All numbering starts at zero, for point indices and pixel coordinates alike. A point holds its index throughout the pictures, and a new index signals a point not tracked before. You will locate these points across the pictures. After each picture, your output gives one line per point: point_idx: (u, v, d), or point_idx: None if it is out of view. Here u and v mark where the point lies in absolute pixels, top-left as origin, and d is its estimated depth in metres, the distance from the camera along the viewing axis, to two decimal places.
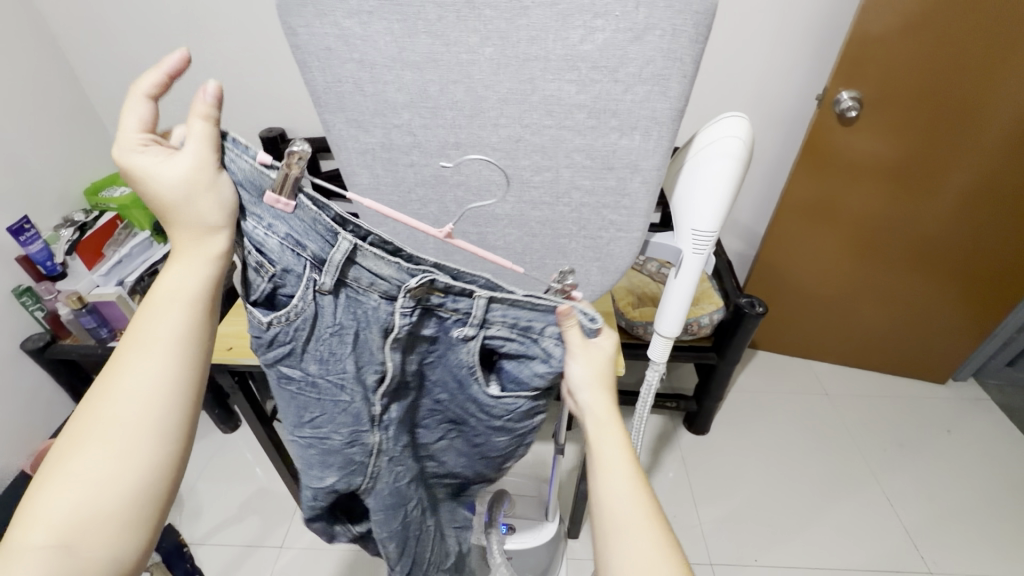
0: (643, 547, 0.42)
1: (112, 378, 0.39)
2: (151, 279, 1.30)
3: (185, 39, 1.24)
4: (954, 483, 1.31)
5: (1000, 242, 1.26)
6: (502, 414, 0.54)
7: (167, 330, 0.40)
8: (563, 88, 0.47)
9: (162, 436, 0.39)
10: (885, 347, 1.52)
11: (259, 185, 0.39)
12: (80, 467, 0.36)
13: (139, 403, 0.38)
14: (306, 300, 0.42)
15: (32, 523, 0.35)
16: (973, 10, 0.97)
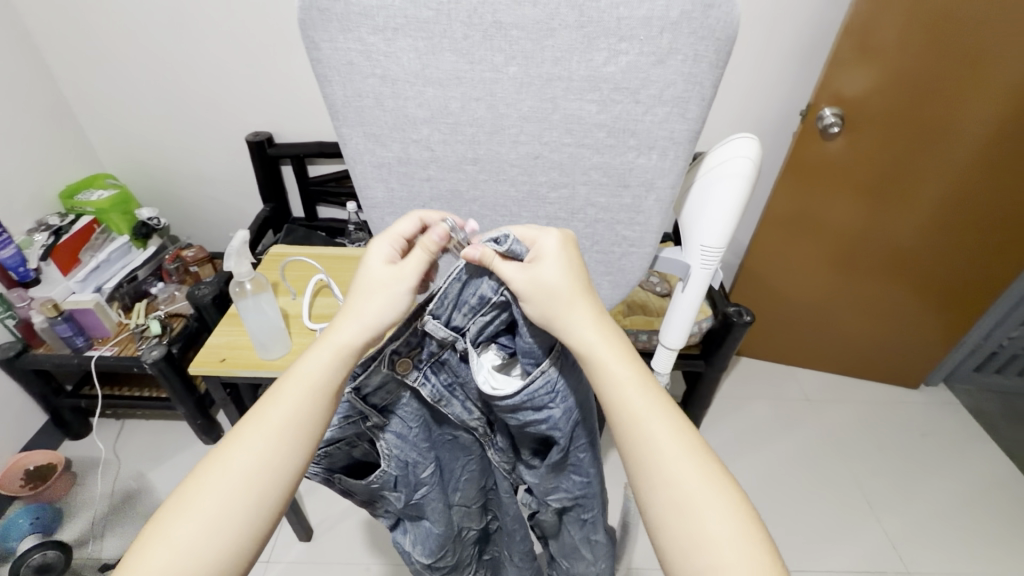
0: (721, 512, 0.40)
1: (233, 446, 0.44)
2: (132, 285, 1.29)
3: (171, 39, 1.21)
4: (929, 486, 1.36)
5: (974, 253, 1.32)
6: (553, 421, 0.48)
7: (285, 405, 0.45)
8: (584, 107, 0.48)
9: (258, 506, 0.42)
10: (865, 353, 1.58)
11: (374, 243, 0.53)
12: (183, 525, 0.40)
13: (249, 474, 0.43)
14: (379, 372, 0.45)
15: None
16: (947, 35, 1.02)
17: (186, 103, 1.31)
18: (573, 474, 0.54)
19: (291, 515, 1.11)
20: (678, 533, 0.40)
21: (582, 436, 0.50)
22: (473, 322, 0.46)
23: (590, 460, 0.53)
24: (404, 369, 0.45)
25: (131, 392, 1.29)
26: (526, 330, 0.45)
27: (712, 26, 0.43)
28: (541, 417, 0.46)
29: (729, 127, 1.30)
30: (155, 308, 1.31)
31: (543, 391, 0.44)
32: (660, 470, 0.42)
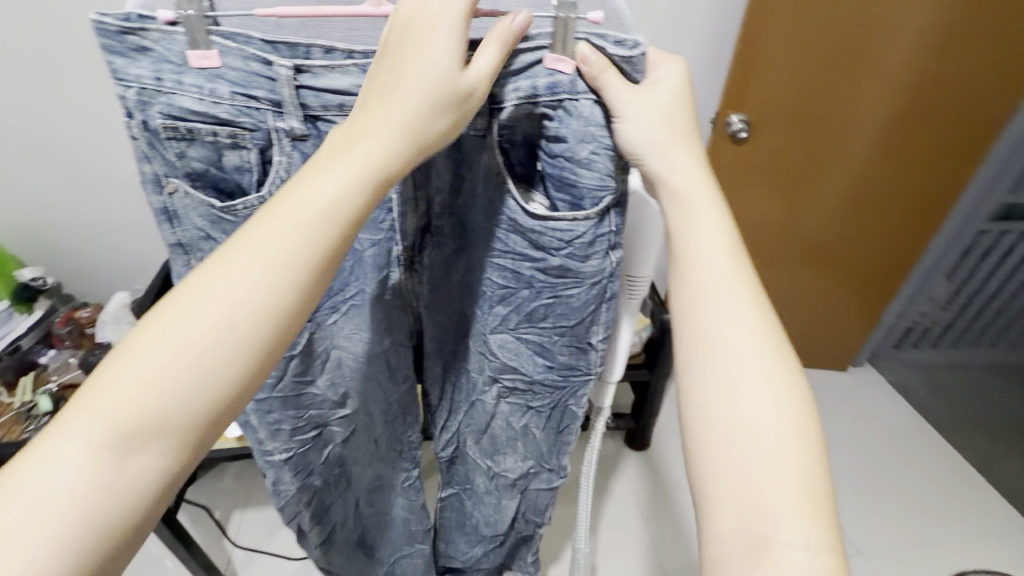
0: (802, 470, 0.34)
1: (200, 285, 0.33)
2: (13, 356, 1.14)
3: (38, 80, 1.07)
4: (868, 466, 1.42)
5: (879, 233, 1.41)
6: (556, 248, 0.42)
7: (260, 245, 0.33)
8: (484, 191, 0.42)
9: (234, 374, 0.33)
10: (802, 341, 1.63)
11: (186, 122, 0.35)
12: (138, 382, 0.31)
13: (224, 327, 0.32)
14: (285, 152, 0.37)
15: (75, 426, 0.31)
16: (827, 37, 1.09)
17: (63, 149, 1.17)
18: (536, 355, 0.51)
19: None
20: (733, 497, 0.35)
21: (572, 310, 0.46)
22: (518, 106, 0.38)
23: (566, 343, 0.49)
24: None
25: None
26: (592, 157, 0.39)
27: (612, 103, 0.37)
28: (538, 257, 0.43)
29: None
30: (47, 380, 1.15)
31: (557, 236, 0.41)
32: (742, 405, 0.36)
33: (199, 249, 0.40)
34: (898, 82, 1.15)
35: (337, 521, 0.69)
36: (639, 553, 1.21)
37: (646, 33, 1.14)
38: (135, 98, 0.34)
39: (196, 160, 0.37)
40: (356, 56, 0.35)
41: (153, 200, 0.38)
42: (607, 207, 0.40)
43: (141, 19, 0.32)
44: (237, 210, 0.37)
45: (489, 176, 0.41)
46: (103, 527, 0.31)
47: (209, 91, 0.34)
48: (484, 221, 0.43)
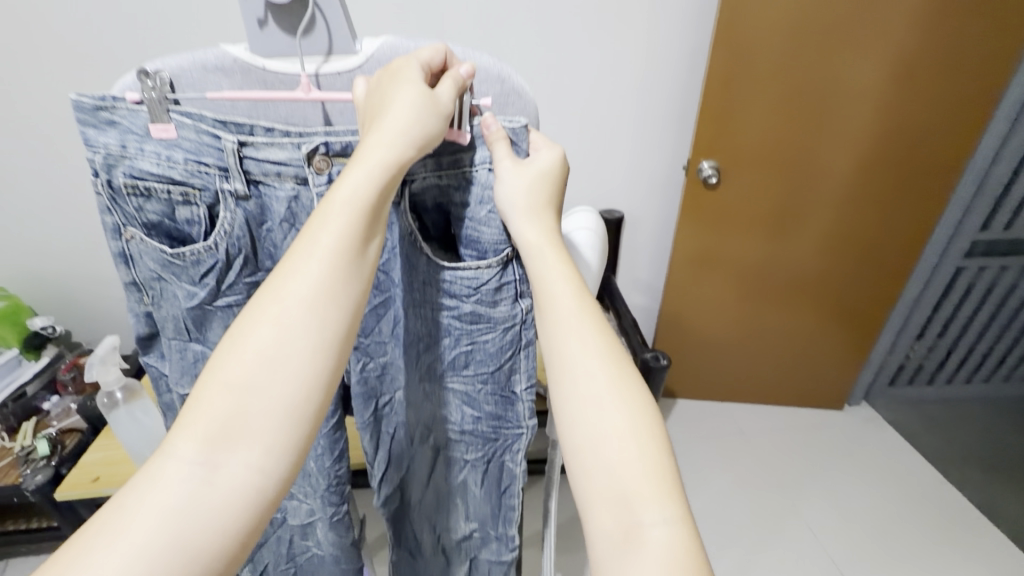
0: (644, 451, 0.37)
1: (240, 329, 0.36)
2: (19, 402, 1.18)
3: (62, 143, 1.18)
4: (864, 506, 1.39)
5: (855, 274, 1.44)
6: (466, 295, 0.47)
7: (297, 287, 0.36)
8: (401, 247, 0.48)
9: (286, 410, 0.35)
10: (787, 380, 1.64)
11: (144, 183, 0.40)
12: (201, 432, 0.34)
13: (269, 365, 0.35)
14: (229, 207, 0.41)
15: (142, 498, 0.32)
16: (787, 91, 1.17)
17: (80, 205, 1.26)
18: (465, 406, 0.54)
19: None
20: (602, 494, 0.36)
21: (491, 356, 0.50)
22: (425, 178, 0.44)
23: (491, 392, 0.52)
24: (318, 165, 0.41)
25: (15, 524, 1.15)
26: (489, 217, 0.45)
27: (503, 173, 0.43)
28: (452, 305, 0.48)
29: (628, 183, 1.38)
30: (47, 425, 1.19)
31: (465, 284, 0.46)
32: (583, 404, 0.39)
33: (151, 287, 0.44)
34: (860, 125, 1.22)
35: (268, 560, 0.66)
36: None
37: (615, 91, 1.23)
38: (102, 160, 0.39)
39: (152, 213, 0.41)
40: (292, 135, 0.41)
41: (115, 244, 0.43)
42: (507, 259, 0.46)
43: (116, 99, 0.39)
44: (185, 255, 0.42)
45: (402, 236, 0.47)
46: (202, 561, 0.32)
47: (166, 156, 0.40)
48: (405, 276, 0.49)
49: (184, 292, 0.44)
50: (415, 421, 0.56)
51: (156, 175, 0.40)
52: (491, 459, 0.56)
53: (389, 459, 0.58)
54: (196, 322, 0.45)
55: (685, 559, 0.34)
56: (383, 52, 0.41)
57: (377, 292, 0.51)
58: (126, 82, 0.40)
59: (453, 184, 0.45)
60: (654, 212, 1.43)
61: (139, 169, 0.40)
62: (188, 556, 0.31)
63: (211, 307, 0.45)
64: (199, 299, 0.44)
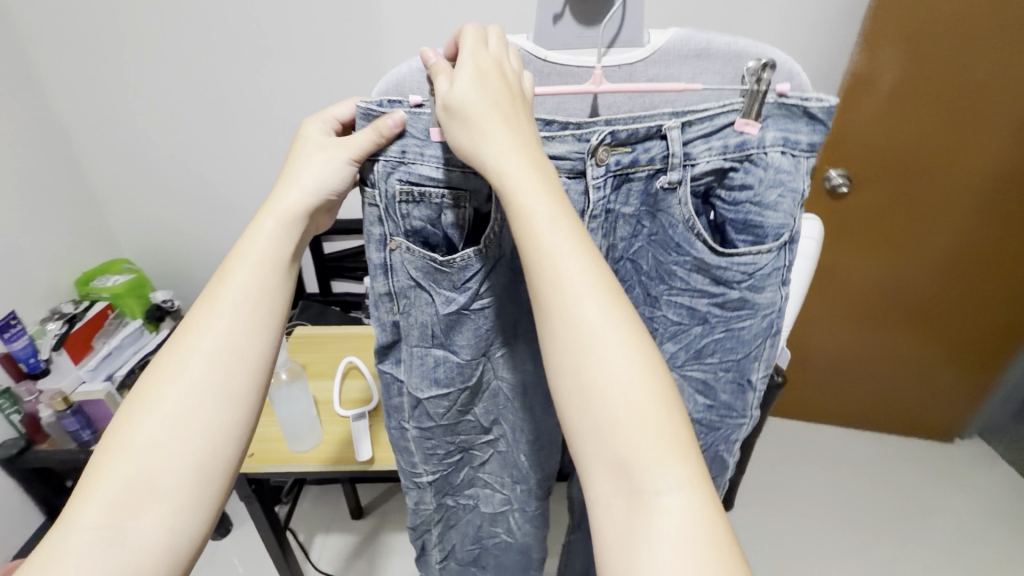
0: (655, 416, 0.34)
1: (187, 333, 0.42)
2: (143, 370, 1.25)
3: (200, 128, 1.23)
4: (983, 553, 1.28)
5: (996, 299, 1.31)
6: (737, 281, 0.42)
7: (231, 291, 0.43)
8: (672, 224, 0.42)
9: (218, 397, 0.41)
10: (902, 407, 1.52)
11: (418, 184, 0.42)
12: (142, 426, 0.39)
13: (208, 359, 0.41)
14: (497, 213, 0.43)
15: (92, 484, 0.38)
16: (938, 95, 1.07)
17: (207, 187, 1.31)
18: (698, 394, 0.49)
19: None
20: (609, 470, 0.34)
21: (740, 343, 0.46)
22: (709, 163, 0.40)
23: (730, 379, 0.48)
24: (600, 158, 0.39)
25: None
26: (778, 199, 0.40)
27: (794, 161, 0.40)
28: (718, 292, 0.43)
29: None
30: None
31: (740, 269, 0.42)
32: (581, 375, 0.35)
33: (404, 296, 0.45)
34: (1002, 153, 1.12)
35: (455, 540, 0.63)
36: None
37: None
38: (384, 170, 0.42)
39: (418, 219, 0.43)
40: (572, 127, 0.39)
41: (378, 254, 0.44)
42: (786, 242, 0.42)
43: (394, 103, 0.41)
44: (454, 261, 0.43)
45: (675, 225, 0.42)
46: (144, 539, 0.38)
47: (444, 161, 0.41)
48: (658, 257, 0.44)
49: (442, 299, 0.45)
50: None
51: (432, 177, 0.42)
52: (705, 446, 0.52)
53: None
54: (446, 326, 0.47)
55: (706, 530, 0.32)
56: (675, 43, 0.39)
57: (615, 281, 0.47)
58: (399, 74, 0.43)
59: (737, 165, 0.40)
60: None
61: (415, 172, 0.42)
62: (130, 535, 0.37)
63: (466, 310, 0.46)
64: (455, 304, 0.45)
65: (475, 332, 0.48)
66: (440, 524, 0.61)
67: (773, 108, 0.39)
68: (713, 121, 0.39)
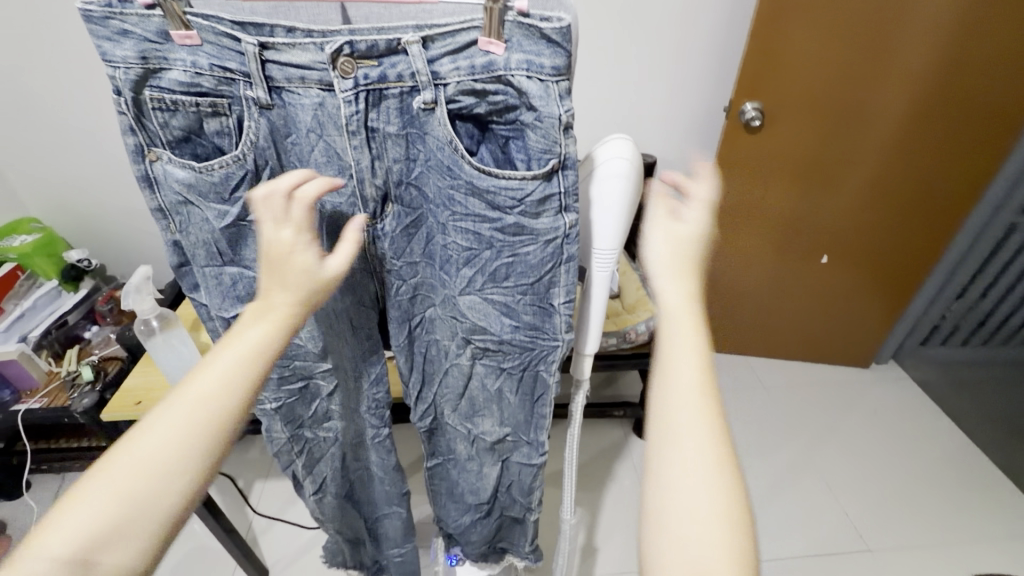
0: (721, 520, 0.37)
1: (201, 370, 0.39)
2: (61, 330, 1.19)
3: (76, 72, 1.12)
4: (883, 463, 1.37)
5: (897, 238, 1.38)
6: (509, 207, 0.48)
7: (249, 341, 0.40)
8: (441, 150, 0.47)
9: (210, 453, 0.38)
10: (818, 331, 1.58)
11: (175, 96, 0.43)
12: (124, 473, 0.35)
13: (204, 411, 0.37)
14: (254, 116, 0.44)
15: (51, 534, 0.34)
16: (844, 20, 1.06)
17: (96, 140, 1.22)
18: (503, 316, 0.56)
19: (239, 556, 1.05)
20: (677, 566, 0.36)
21: (531, 268, 0.52)
22: (459, 82, 0.44)
23: (529, 302, 0.55)
24: (345, 69, 0.43)
25: (68, 445, 1.23)
26: (535, 124, 0.45)
27: (539, 69, 0.43)
28: (496, 218, 0.49)
29: (667, 124, 1.29)
30: (89, 353, 1.20)
31: (509, 195, 0.47)
32: (687, 470, 0.38)
33: (177, 212, 0.48)
34: (900, 104, 1.16)
35: (326, 473, 0.72)
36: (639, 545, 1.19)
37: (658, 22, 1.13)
38: (124, 76, 0.41)
39: (177, 128, 0.44)
40: (314, 36, 0.42)
41: (138, 167, 0.45)
42: (552, 169, 0.47)
43: (123, 5, 0.39)
44: (215, 170, 0.45)
45: (442, 146, 0.47)
46: None
47: (191, 63, 0.42)
48: (438, 186, 0.50)
49: (213, 212, 0.47)
50: (450, 338, 0.60)
51: (181, 80, 0.42)
52: (526, 368, 0.61)
53: (422, 381, 0.65)
54: (231, 242, 0.50)
55: None
56: None
57: (406, 208, 0.52)
58: None
59: (489, 87, 0.45)
60: (689, 159, 1.36)
61: (162, 75, 0.42)
62: None
63: (248, 221, 0.49)
64: (231, 217, 0.48)
65: (276, 244, 0.51)
66: (303, 457, 0.69)
67: (514, 27, 0.42)
68: (456, 42, 0.42)
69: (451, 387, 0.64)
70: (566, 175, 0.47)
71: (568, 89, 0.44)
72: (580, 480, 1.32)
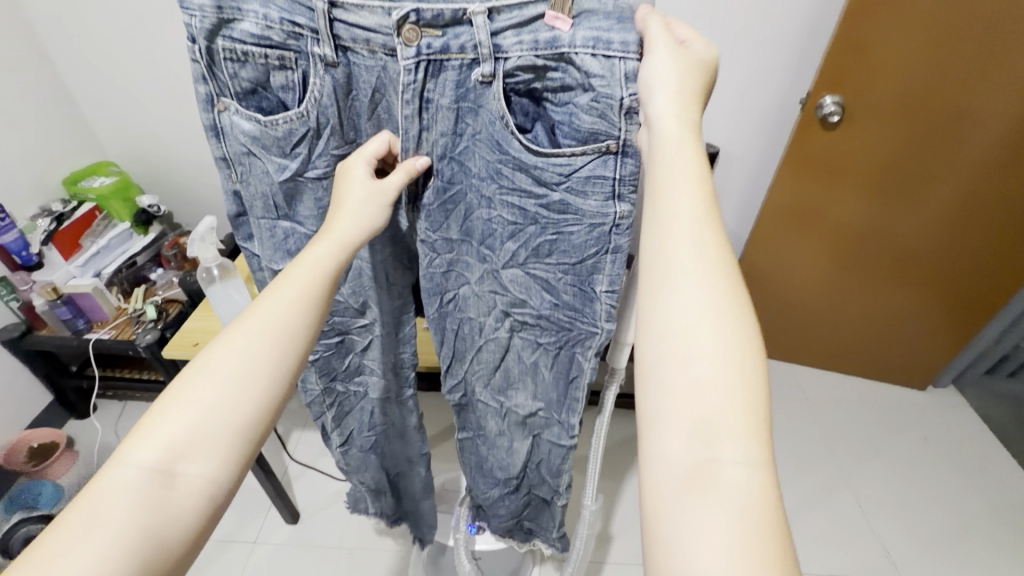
0: (722, 385, 0.34)
1: (268, 294, 0.42)
2: (130, 270, 1.27)
3: (161, 25, 1.16)
4: (928, 493, 1.30)
5: (975, 260, 1.26)
6: (556, 181, 0.48)
7: (304, 267, 0.44)
8: (495, 126, 0.47)
9: (281, 366, 0.41)
10: (874, 347, 1.49)
11: (246, 47, 0.43)
12: (203, 385, 0.39)
13: (274, 327, 0.41)
14: (319, 74, 0.45)
15: (141, 439, 0.37)
16: (958, 15, 0.95)
17: (173, 92, 1.27)
18: (544, 292, 0.57)
19: (274, 497, 1.11)
20: (683, 431, 0.34)
21: (574, 249, 0.52)
22: (521, 57, 0.43)
23: (571, 282, 0.55)
24: (409, 37, 0.43)
25: (131, 375, 1.33)
26: (591, 106, 0.44)
27: (607, 47, 0.42)
28: (542, 194, 0.50)
29: (736, 114, 1.23)
30: (154, 294, 1.28)
31: (556, 170, 0.47)
32: (679, 345, 0.36)
33: (240, 163, 0.49)
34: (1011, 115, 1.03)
35: (353, 426, 0.74)
36: None
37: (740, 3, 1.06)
38: (199, 25, 0.42)
39: (246, 79, 0.45)
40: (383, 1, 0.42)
41: (207, 115, 0.47)
42: (606, 151, 0.46)
43: None
44: (279, 125, 0.46)
45: (495, 121, 0.47)
46: (183, 508, 0.36)
47: (263, 17, 0.42)
48: (484, 159, 0.50)
49: (273, 165, 0.49)
50: (486, 313, 0.61)
51: (252, 31, 0.43)
52: (563, 346, 0.61)
53: (453, 355, 0.65)
54: (287, 196, 0.51)
55: (762, 509, 0.31)
56: None
57: (448, 184, 0.51)
58: None
59: (552, 66, 0.44)
60: (755, 151, 1.28)
61: (235, 25, 0.43)
62: (168, 500, 0.36)
63: (304, 178, 0.50)
64: (290, 171, 0.49)
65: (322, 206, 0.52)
66: (334, 408, 0.71)
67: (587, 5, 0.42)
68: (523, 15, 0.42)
69: (484, 359, 0.65)
70: (624, 162, 0.46)
71: (634, 72, 0.43)
72: (604, 468, 1.32)
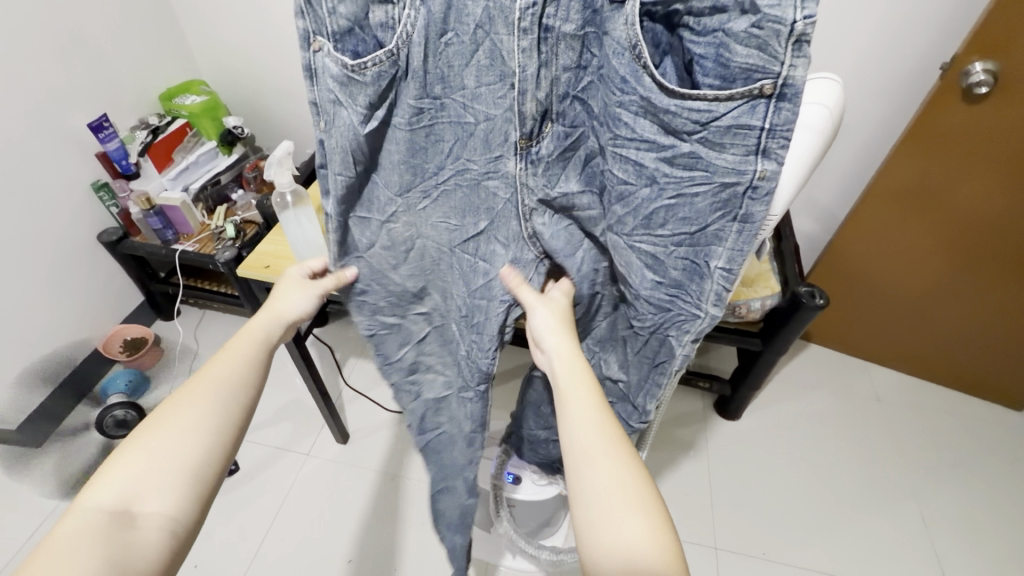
0: (632, 525, 0.43)
1: (217, 360, 0.54)
2: (215, 188, 1.33)
3: None
4: (1003, 521, 1.18)
5: None
6: (687, 131, 0.45)
7: (246, 339, 0.57)
8: (619, 63, 0.44)
9: (229, 417, 0.51)
10: (974, 359, 1.33)
11: None
12: (161, 438, 0.47)
13: (224, 388, 0.52)
14: (415, 6, 0.44)
15: (97, 489, 0.44)
16: None
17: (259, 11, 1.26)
18: (647, 269, 0.54)
19: (328, 417, 1.18)
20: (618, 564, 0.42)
21: (696, 215, 0.49)
22: None
23: (683, 257, 0.52)
24: None
25: (210, 287, 1.43)
26: (750, 34, 0.39)
27: None
28: (669, 145, 0.46)
29: (855, 76, 1.08)
30: (233, 213, 1.34)
31: (692, 116, 0.43)
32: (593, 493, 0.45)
33: (326, 110, 0.48)
34: None
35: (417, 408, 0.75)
36: (690, 515, 1.17)
37: None
38: None
39: (344, 16, 0.44)
40: None
41: (303, 54, 0.46)
42: (758, 93, 0.41)
43: None
44: (368, 69, 0.45)
45: (622, 52, 0.44)
46: (145, 548, 0.43)
47: None
48: (602, 102, 0.48)
49: (358, 114, 0.48)
50: (584, 274, 0.61)
51: None
52: (657, 332, 0.59)
53: None
54: (369, 146, 0.52)
55: None
56: None
57: (567, 129, 0.50)
58: None
59: None
60: (871, 121, 1.13)
61: None
62: (127, 536, 0.43)
63: (391, 125, 0.51)
64: (377, 121, 0.50)
65: (437, 143, 0.53)
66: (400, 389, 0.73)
67: None
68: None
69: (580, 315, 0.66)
70: (778, 107, 0.41)
71: None
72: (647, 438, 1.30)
